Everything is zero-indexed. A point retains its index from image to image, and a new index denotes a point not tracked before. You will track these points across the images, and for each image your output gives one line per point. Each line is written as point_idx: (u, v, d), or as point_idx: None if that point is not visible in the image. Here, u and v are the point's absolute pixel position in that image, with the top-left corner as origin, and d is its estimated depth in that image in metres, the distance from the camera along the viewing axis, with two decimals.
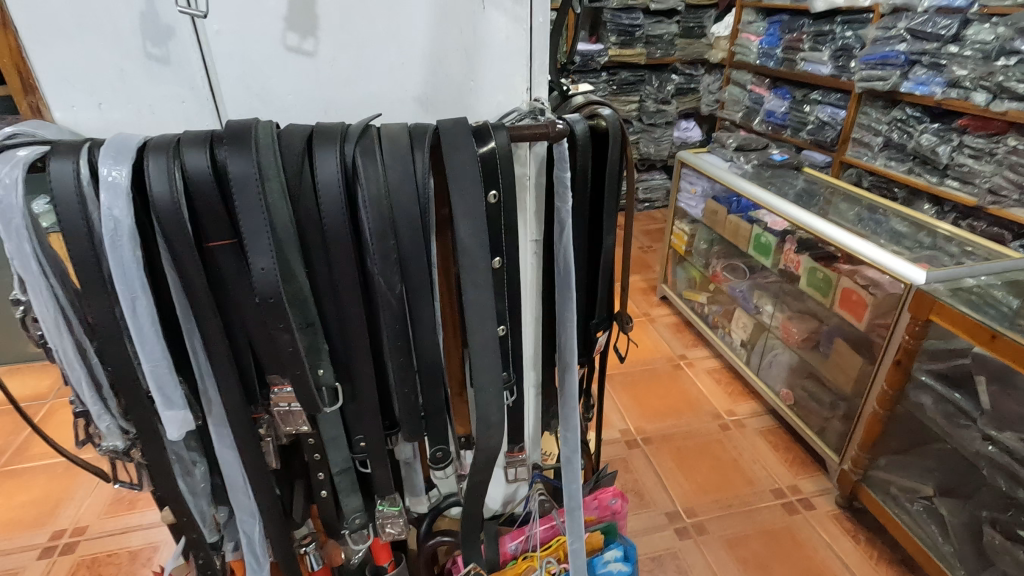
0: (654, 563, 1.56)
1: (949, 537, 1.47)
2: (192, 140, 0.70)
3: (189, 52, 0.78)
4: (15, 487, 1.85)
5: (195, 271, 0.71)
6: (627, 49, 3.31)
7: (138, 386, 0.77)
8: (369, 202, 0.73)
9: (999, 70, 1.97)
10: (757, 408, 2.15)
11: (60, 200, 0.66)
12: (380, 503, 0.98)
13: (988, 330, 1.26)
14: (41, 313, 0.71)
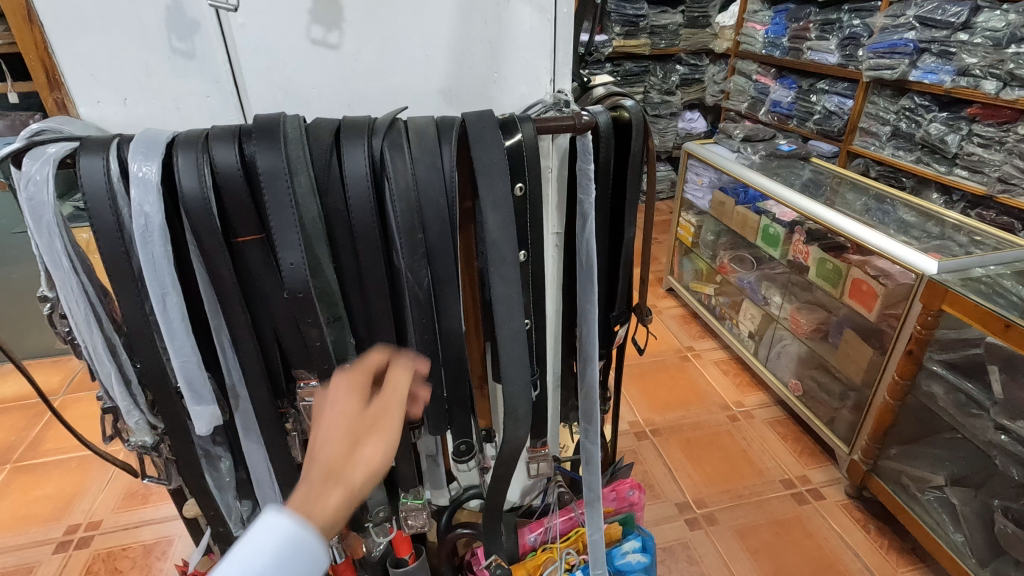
0: (666, 554, 1.57)
1: (960, 527, 1.47)
2: (220, 134, 0.69)
3: (214, 46, 0.78)
4: (30, 482, 1.86)
5: (224, 266, 0.71)
6: (632, 39, 3.27)
7: (166, 382, 0.77)
8: (398, 195, 0.72)
9: (1009, 57, 1.94)
10: (766, 399, 2.15)
11: (91, 197, 0.66)
12: (404, 496, 0.99)
13: (1002, 320, 1.25)
14: (72, 308, 0.71)
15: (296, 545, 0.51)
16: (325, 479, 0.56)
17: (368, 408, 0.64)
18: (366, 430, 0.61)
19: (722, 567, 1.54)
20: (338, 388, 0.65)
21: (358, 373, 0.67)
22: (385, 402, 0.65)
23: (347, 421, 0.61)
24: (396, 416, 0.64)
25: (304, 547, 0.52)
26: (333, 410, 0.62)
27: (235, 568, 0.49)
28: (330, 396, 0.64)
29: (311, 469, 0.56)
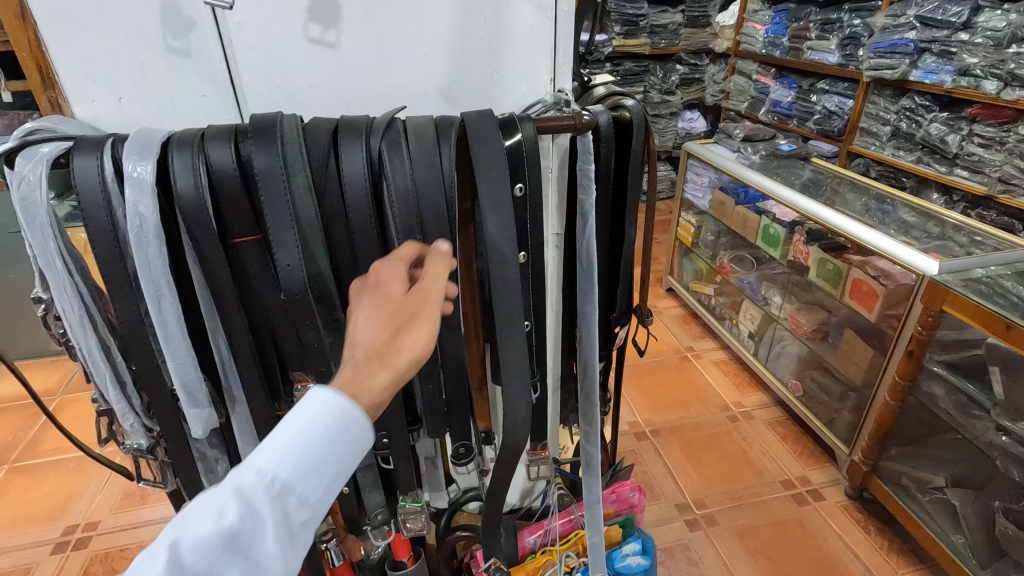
0: (666, 555, 1.56)
1: (960, 528, 1.47)
2: (216, 134, 0.68)
3: (210, 45, 0.77)
4: (28, 482, 1.85)
5: (221, 268, 0.70)
6: (632, 39, 3.26)
7: (162, 384, 0.76)
8: (396, 196, 0.72)
9: (1010, 57, 1.93)
10: (765, 399, 2.15)
11: (85, 197, 0.65)
12: (402, 499, 0.98)
13: (1003, 321, 1.24)
14: (66, 310, 0.71)
15: (347, 418, 0.49)
16: (365, 362, 0.53)
17: (411, 291, 0.58)
18: (409, 316, 0.56)
19: (722, 568, 1.53)
20: (378, 272, 0.60)
21: (400, 258, 0.62)
22: (427, 285, 0.59)
23: (387, 305, 0.57)
24: (437, 301, 0.58)
25: (355, 422, 0.50)
26: (375, 294, 0.58)
27: (283, 435, 0.47)
28: (368, 281, 0.59)
29: (352, 350, 0.53)
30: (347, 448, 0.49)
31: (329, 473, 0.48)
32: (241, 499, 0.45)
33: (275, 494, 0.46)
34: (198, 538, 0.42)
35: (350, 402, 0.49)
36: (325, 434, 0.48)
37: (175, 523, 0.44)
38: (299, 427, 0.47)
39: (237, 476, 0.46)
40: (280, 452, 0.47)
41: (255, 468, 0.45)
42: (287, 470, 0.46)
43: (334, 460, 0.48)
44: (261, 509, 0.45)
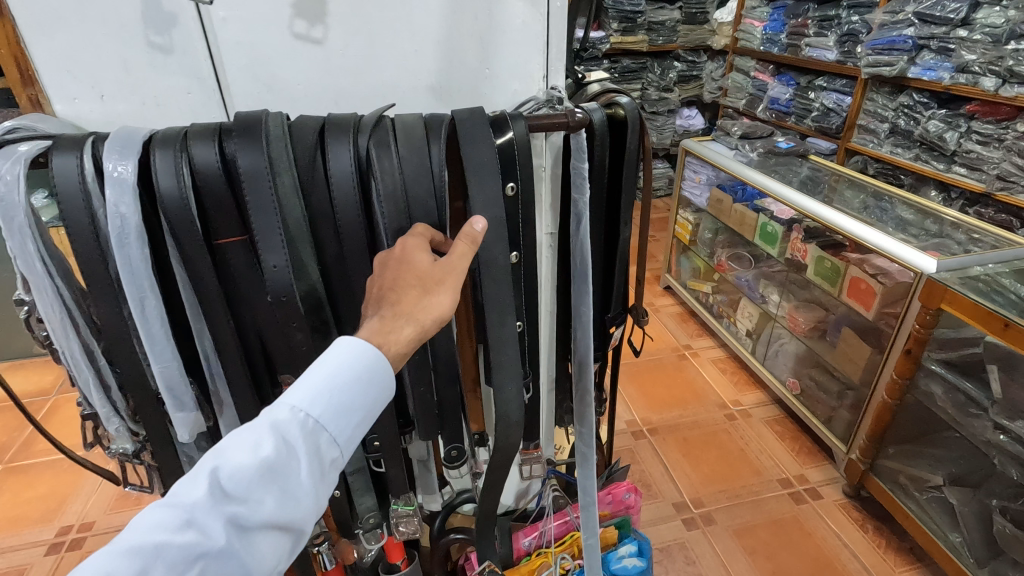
0: (663, 554, 1.55)
1: (958, 527, 1.46)
2: (200, 132, 0.67)
3: (193, 41, 0.75)
4: (22, 483, 1.83)
5: (205, 269, 0.68)
6: (629, 35, 3.23)
7: (146, 387, 0.75)
8: (384, 195, 0.70)
9: (1009, 54, 1.92)
10: (763, 397, 2.14)
11: (64, 197, 0.64)
12: (394, 502, 0.97)
13: (1002, 319, 1.23)
14: (47, 313, 0.69)
15: (371, 368, 0.59)
16: (394, 322, 0.61)
17: (437, 263, 0.64)
18: (435, 282, 0.63)
19: (720, 567, 1.52)
20: (405, 244, 0.66)
21: (423, 233, 0.68)
22: (453, 260, 0.65)
23: (414, 276, 0.63)
24: (460, 273, 0.64)
25: (378, 372, 0.59)
26: (403, 265, 0.64)
27: (316, 379, 0.57)
28: (397, 252, 0.65)
29: (384, 308, 0.62)
30: (367, 394, 0.59)
31: (351, 416, 0.58)
32: (277, 431, 0.54)
33: (307, 428, 0.55)
34: (245, 458, 0.51)
35: (368, 355, 0.59)
36: (346, 381, 0.57)
37: (219, 453, 0.52)
38: (325, 373, 0.57)
39: (272, 414, 0.55)
40: (310, 394, 0.56)
41: (289, 407, 0.55)
42: (316, 410, 0.56)
43: (356, 404, 0.58)
44: (295, 440, 0.54)
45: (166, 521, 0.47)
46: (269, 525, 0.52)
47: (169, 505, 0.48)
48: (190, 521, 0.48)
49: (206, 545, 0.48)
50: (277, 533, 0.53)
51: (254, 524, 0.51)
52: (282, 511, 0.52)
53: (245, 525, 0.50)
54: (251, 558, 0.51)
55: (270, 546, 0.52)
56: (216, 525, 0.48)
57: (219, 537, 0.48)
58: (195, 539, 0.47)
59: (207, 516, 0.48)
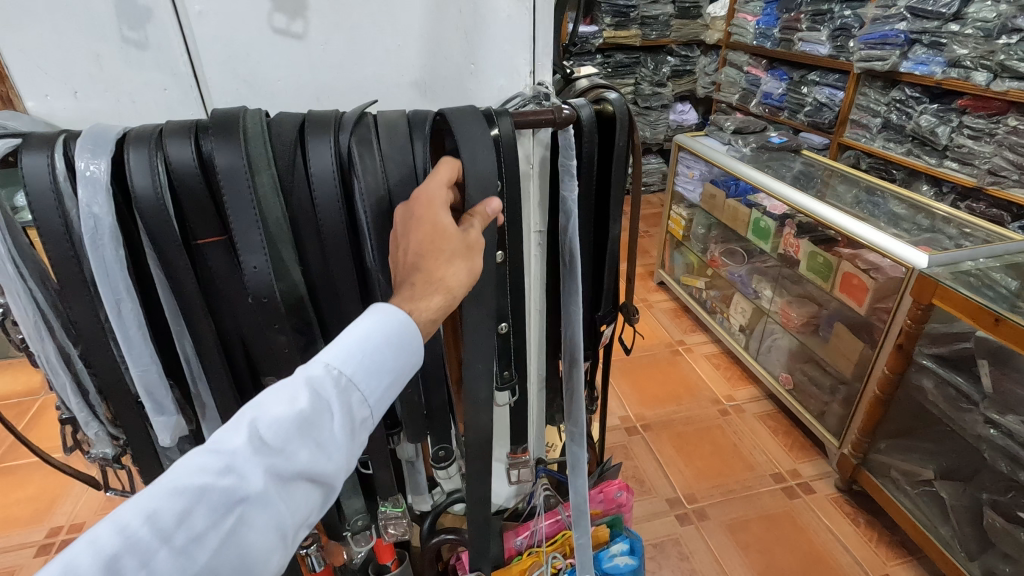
0: (656, 550, 1.55)
1: (949, 521, 1.46)
2: (175, 130, 0.65)
3: (168, 34, 0.74)
4: (11, 484, 1.81)
5: (184, 271, 0.67)
6: (622, 30, 3.20)
7: (124, 391, 0.73)
8: (367, 194, 0.69)
9: (1000, 48, 1.92)
10: (756, 393, 2.14)
11: (35, 197, 0.62)
12: (383, 504, 0.96)
13: (992, 313, 1.23)
14: (20, 316, 0.67)
15: (402, 330, 0.56)
16: (424, 288, 0.59)
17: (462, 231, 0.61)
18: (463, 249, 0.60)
19: (713, 563, 1.52)
20: (425, 207, 0.60)
21: (441, 177, 0.65)
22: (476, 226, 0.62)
23: (442, 244, 0.59)
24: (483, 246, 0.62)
25: (407, 336, 0.56)
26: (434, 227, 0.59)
27: (349, 338, 0.54)
28: (425, 198, 0.61)
29: (414, 275, 0.59)
30: (400, 355, 0.56)
31: (385, 375, 0.55)
32: (312, 386, 0.51)
33: (341, 385, 0.52)
34: (283, 409, 0.48)
35: (400, 315, 0.56)
36: (379, 341, 0.55)
37: (254, 405, 0.49)
38: (358, 330, 0.54)
39: (305, 369, 0.52)
40: (344, 351, 0.53)
41: (322, 362, 0.52)
42: (349, 367, 0.53)
43: (388, 363, 0.55)
44: (330, 396, 0.51)
45: (206, 465, 0.44)
46: (304, 479, 0.49)
47: (208, 450, 0.45)
48: (229, 467, 0.45)
49: (245, 493, 0.45)
50: (310, 489, 0.50)
51: (292, 476, 0.48)
52: (318, 466, 0.49)
53: (281, 477, 0.47)
54: (288, 511, 0.48)
55: (303, 501, 0.49)
56: (255, 472, 0.46)
57: (258, 485, 0.46)
58: (234, 485, 0.45)
59: (246, 463, 0.46)
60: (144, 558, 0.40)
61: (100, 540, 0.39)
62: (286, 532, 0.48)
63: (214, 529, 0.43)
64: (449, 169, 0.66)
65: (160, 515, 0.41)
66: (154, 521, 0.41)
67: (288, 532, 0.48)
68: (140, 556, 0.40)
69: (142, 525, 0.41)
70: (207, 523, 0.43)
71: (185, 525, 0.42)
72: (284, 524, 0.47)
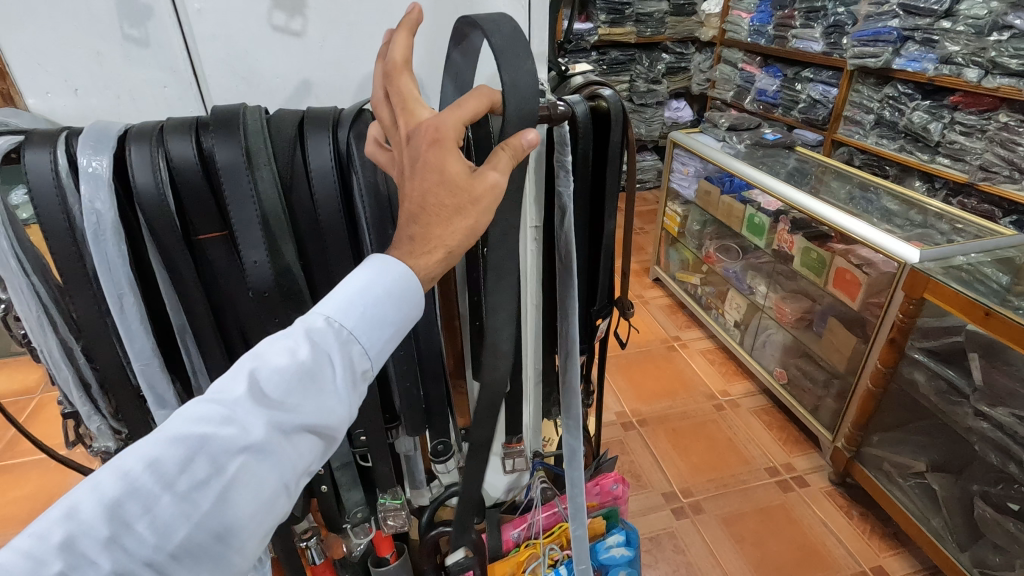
0: (652, 543, 1.57)
1: (940, 512, 1.48)
2: (176, 126, 0.66)
3: (168, 32, 0.75)
4: (8, 483, 1.81)
5: (185, 266, 0.68)
6: (617, 28, 3.22)
7: (126, 385, 0.74)
8: (366, 188, 0.70)
9: (992, 45, 1.94)
10: (751, 387, 2.16)
11: (38, 194, 0.63)
12: (382, 497, 0.97)
13: (982, 308, 1.25)
14: (23, 311, 0.68)
15: (403, 286, 0.55)
16: (422, 245, 0.54)
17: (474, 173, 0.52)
18: (468, 202, 0.52)
19: (708, 555, 1.54)
20: (434, 155, 0.50)
21: (468, 107, 0.51)
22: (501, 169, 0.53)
23: (449, 198, 0.51)
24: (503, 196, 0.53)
25: (409, 291, 0.55)
26: (439, 176, 0.50)
27: (348, 289, 0.54)
28: (433, 130, 0.50)
29: (412, 227, 0.53)
30: (402, 308, 0.55)
31: (386, 328, 0.55)
32: (313, 338, 0.51)
33: (342, 338, 0.53)
34: (283, 361, 0.49)
35: (397, 267, 0.55)
36: (380, 294, 0.54)
37: (255, 355, 0.50)
38: (358, 282, 0.54)
39: (305, 321, 0.52)
40: (344, 304, 0.53)
41: (322, 315, 0.52)
42: (349, 320, 0.53)
43: (389, 317, 0.55)
44: (330, 348, 0.52)
45: (207, 415, 0.46)
46: (306, 430, 0.50)
47: (209, 401, 0.47)
48: (230, 416, 0.46)
49: (247, 442, 0.46)
50: (313, 440, 0.51)
51: (294, 427, 0.49)
52: (319, 417, 0.50)
53: (284, 428, 0.48)
54: (290, 461, 0.49)
55: (306, 451, 0.50)
56: (255, 423, 0.47)
57: (260, 434, 0.47)
58: (236, 434, 0.46)
59: (247, 414, 0.47)
60: (148, 504, 0.42)
61: (104, 486, 0.42)
62: (290, 481, 0.49)
63: (216, 476, 0.45)
64: (486, 95, 0.53)
65: (162, 463, 0.43)
66: (155, 469, 0.43)
67: (291, 481, 0.49)
68: (143, 502, 0.42)
69: (145, 472, 0.43)
70: (208, 471, 0.45)
71: (188, 472, 0.44)
72: (286, 473, 0.49)
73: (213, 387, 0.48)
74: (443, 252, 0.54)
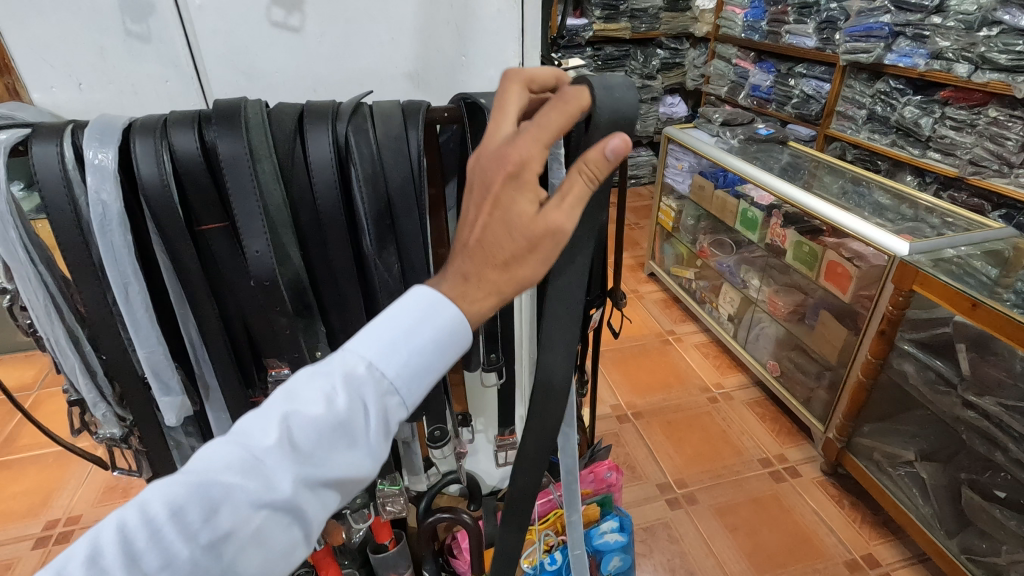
0: (647, 533, 1.60)
1: (929, 499, 1.51)
2: (179, 120, 0.68)
3: (170, 29, 0.77)
4: (7, 478, 1.82)
5: (188, 256, 0.70)
6: (611, 23, 3.22)
7: (133, 373, 0.76)
8: (364, 180, 0.72)
9: (981, 40, 1.97)
10: (745, 380, 2.19)
11: (45, 186, 0.65)
12: (381, 483, 1.02)
13: (969, 299, 1.28)
14: (31, 300, 0.70)
15: (452, 331, 0.54)
16: None
17: (542, 211, 0.53)
18: (526, 250, 0.53)
19: (702, 545, 1.57)
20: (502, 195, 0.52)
21: (549, 129, 0.53)
22: (565, 211, 0.53)
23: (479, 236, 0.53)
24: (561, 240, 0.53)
25: (458, 335, 0.54)
26: (506, 221, 0.52)
27: (394, 331, 0.52)
28: (512, 164, 0.52)
29: None
30: (444, 356, 0.54)
31: (428, 377, 0.53)
32: (351, 385, 0.50)
33: (381, 388, 0.51)
34: (318, 411, 0.48)
35: (447, 310, 0.53)
36: (424, 343, 0.52)
37: (291, 397, 0.49)
38: (401, 326, 0.52)
39: (345, 364, 0.51)
40: (388, 350, 0.51)
41: (364, 361, 0.50)
42: (391, 369, 0.51)
43: (431, 366, 0.53)
44: (369, 398, 0.50)
45: (234, 464, 0.45)
46: (333, 483, 0.49)
47: (238, 447, 0.46)
48: (258, 466, 0.46)
49: (271, 497, 0.46)
50: (339, 493, 0.50)
51: (321, 482, 0.48)
52: (349, 473, 0.49)
53: (310, 482, 0.47)
54: (312, 513, 0.48)
55: (330, 502, 0.50)
56: (282, 478, 0.46)
57: (285, 490, 0.46)
58: (261, 488, 0.45)
59: (275, 467, 0.46)
60: (167, 554, 0.42)
61: (129, 528, 0.42)
62: (311, 531, 0.49)
63: (239, 530, 0.44)
64: (571, 109, 0.54)
65: (185, 513, 0.43)
66: (178, 519, 0.43)
67: (312, 531, 0.49)
68: (162, 552, 0.42)
69: (167, 521, 0.42)
70: (230, 525, 0.44)
71: (209, 525, 0.44)
72: (307, 525, 0.48)
73: (243, 429, 0.47)
74: (495, 297, 0.55)
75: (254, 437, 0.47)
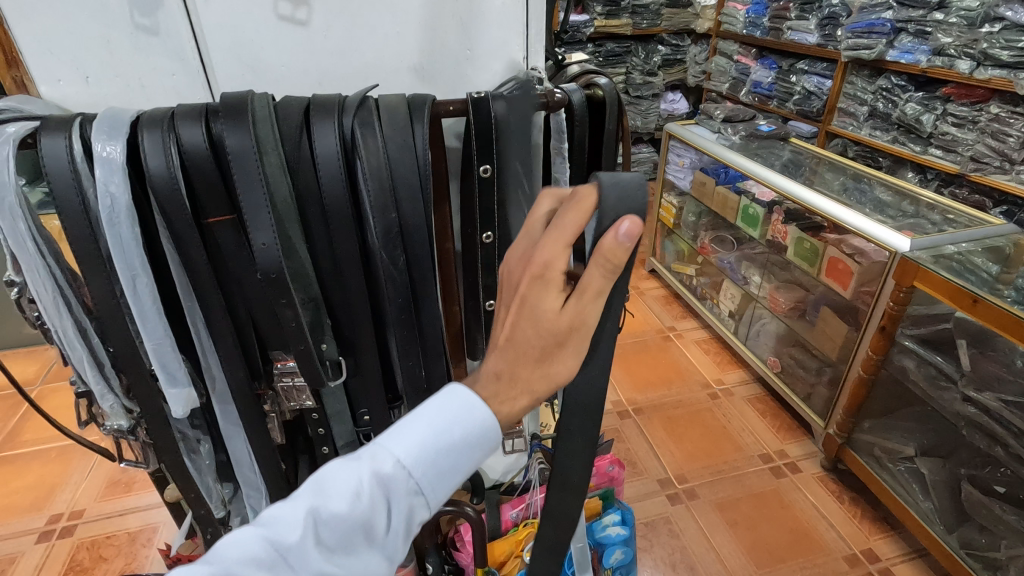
0: (648, 528, 1.61)
1: (929, 494, 1.52)
2: (187, 113, 0.69)
3: (178, 23, 0.77)
4: (8, 473, 1.82)
5: (195, 247, 0.70)
6: (613, 19, 3.23)
7: (140, 365, 0.77)
8: (369, 173, 0.72)
9: (983, 37, 1.97)
10: (745, 376, 2.20)
11: (54, 178, 0.65)
12: None
13: (970, 295, 1.29)
14: (39, 291, 0.70)
15: (481, 432, 0.54)
16: None
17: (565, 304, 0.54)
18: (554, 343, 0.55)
19: (702, 540, 1.58)
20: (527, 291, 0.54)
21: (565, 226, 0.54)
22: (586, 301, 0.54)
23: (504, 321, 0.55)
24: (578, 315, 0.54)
25: (487, 435, 0.55)
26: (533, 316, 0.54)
27: (425, 431, 0.53)
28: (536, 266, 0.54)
29: None
30: (471, 457, 0.54)
31: (453, 479, 0.54)
32: (379, 482, 0.51)
33: (407, 488, 0.52)
34: (343, 510, 0.49)
35: (479, 412, 0.54)
36: (452, 445, 0.53)
37: (319, 490, 0.50)
38: (432, 428, 0.53)
39: (375, 460, 0.52)
40: (417, 450, 0.52)
41: (393, 460, 0.51)
42: (419, 470, 0.52)
43: (458, 468, 0.54)
44: (394, 497, 0.51)
45: (257, 559, 0.47)
46: None
47: (264, 541, 0.47)
48: (281, 560, 0.47)
49: None
50: None
51: None
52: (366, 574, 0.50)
53: None
54: None
55: None
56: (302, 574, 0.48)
57: None
58: None
59: (297, 563, 0.48)
60: None
61: None
62: None
63: None
64: (583, 205, 0.54)
65: None
66: None
67: None
68: None
69: None
70: None
71: None
72: None
73: (270, 521, 0.49)
74: (525, 385, 0.56)
75: (279, 531, 0.48)
